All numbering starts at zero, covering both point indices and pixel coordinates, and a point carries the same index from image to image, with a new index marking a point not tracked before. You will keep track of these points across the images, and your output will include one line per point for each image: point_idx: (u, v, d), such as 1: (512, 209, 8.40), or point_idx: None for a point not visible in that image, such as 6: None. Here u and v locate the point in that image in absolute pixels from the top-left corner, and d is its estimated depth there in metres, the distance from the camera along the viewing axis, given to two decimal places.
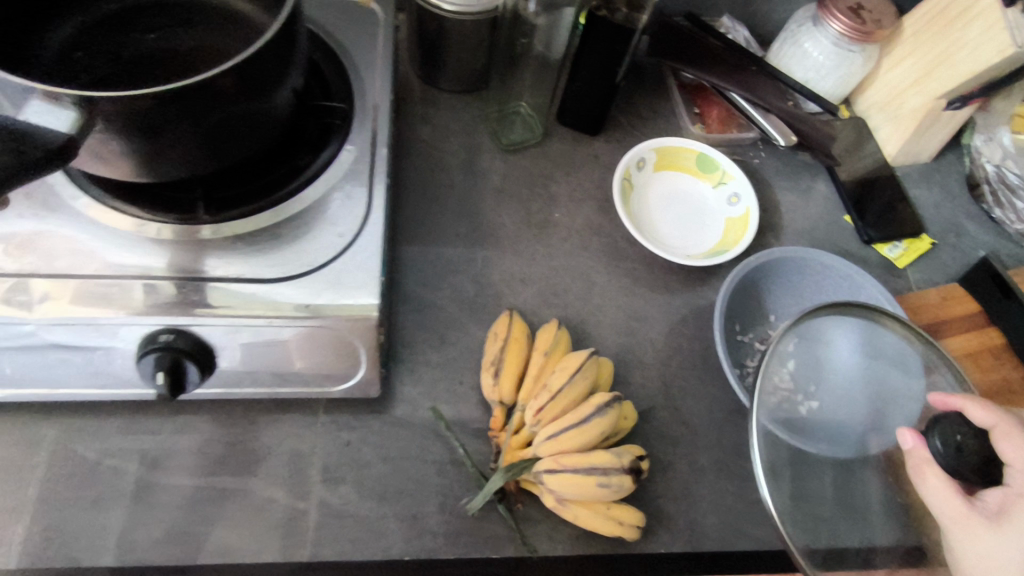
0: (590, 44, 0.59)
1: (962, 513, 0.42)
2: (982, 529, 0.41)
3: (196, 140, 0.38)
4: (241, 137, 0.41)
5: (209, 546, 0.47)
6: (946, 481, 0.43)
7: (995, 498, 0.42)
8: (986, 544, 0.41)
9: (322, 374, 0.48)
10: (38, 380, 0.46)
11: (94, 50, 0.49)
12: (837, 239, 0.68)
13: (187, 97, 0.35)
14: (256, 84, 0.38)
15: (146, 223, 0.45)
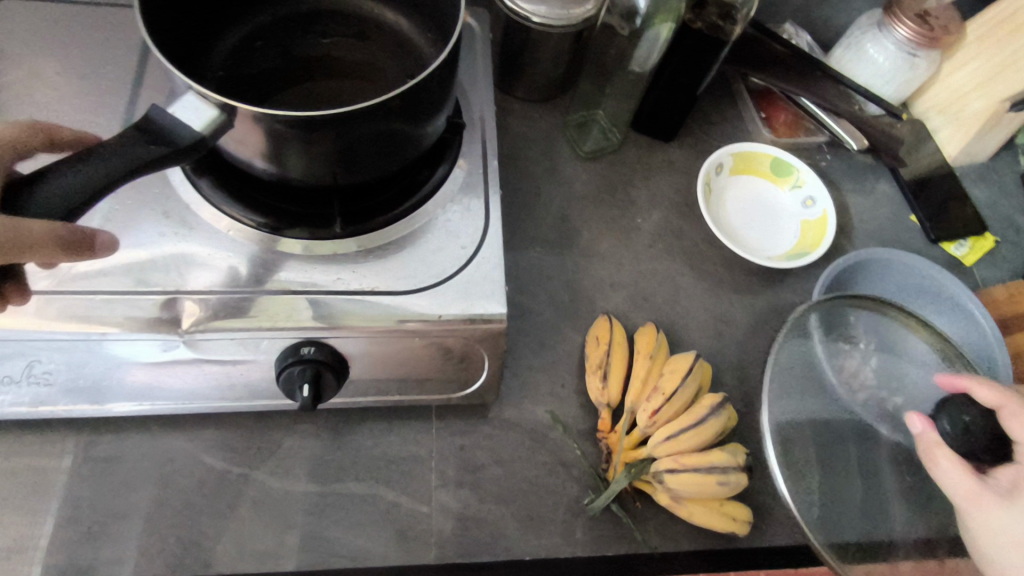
0: (679, 53, 0.61)
1: (970, 490, 0.43)
2: (993, 504, 0.42)
3: (345, 153, 0.41)
4: (384, 153, 0.43)
5: (341, 550, 0.48)
6: (957, 461, 0.44)
7: (1006, 476, 0.43)
8: (998, 521, 0.42)
9: (446, 381, 0.50)
10: (176, 393, 0.47)
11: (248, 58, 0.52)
12: (905, 238, 0.70)
13: (358, 114, 0.39)
14: (415, 108, 0.41)
15: (281, 237, 0.46)
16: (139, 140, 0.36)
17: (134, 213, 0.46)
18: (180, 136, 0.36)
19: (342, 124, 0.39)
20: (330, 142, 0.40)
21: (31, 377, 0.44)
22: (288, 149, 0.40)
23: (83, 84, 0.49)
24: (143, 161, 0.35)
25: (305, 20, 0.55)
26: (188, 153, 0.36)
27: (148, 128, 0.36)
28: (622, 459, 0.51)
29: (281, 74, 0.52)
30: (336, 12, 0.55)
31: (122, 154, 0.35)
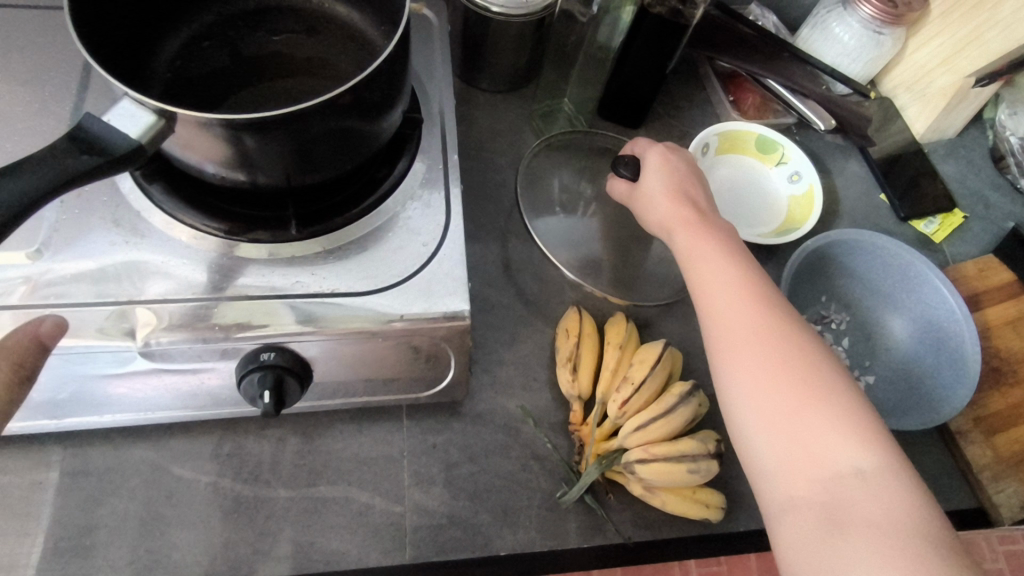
0: (640, 40, 0.60)
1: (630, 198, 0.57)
2: (635, 189, 0.56)
3: (297, 153, 0.41)
4: (339, 152, 0.43)
5: (315, 553, 0.48)
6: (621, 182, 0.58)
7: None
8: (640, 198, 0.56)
9: (415, 380, 0.50)
10: (139, 404, 0.47)
11: (193, 61, 0.50)
12: (874, 217, 0.70)
13: (306, 113, 0.38)
14: (367, 104, 0.41)
15: (237, 243, 0.45)
16: (70, 152, 0.35)
17: (83, 222, 0.45)
18: (114, 145, 0.35)
19: (287, 126, 0.38)
20: (277, 146, 0.39)
21: None
22: (237, 154, 0.39)
23: (25, 91, 0.48)
24: (77, 173, 0.35)
25: (254, 16, 0.53)
26: (124, 162, 0.35)
27: (82, 138, 0.35)
28: (593, 450, 0.51)
29: (231, 74, 0.50)
30: (286, 7, 0.54)
31: (53, 169, 0.34)
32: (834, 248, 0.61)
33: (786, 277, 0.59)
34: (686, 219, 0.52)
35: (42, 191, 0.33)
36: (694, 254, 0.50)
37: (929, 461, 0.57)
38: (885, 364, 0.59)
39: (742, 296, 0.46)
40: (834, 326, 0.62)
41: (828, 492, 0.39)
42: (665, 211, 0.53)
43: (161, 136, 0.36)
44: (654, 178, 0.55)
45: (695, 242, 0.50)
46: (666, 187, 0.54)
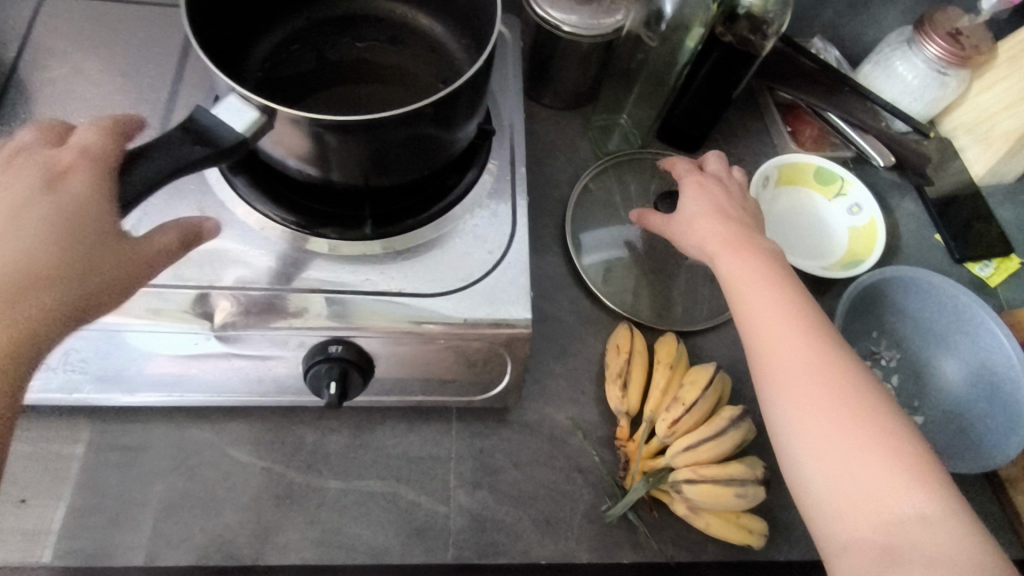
0: (709, 66, 0.61)
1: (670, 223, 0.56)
2: (676, 217, 0.55)
3: (372, 157, 0.42)
4: (414, 158, 0.44)
5: (361, 546, 0.49)
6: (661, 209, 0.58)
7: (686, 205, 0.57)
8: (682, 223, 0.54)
9: (469, 384, 0.51)
10: (205, 387, 0.48)
11: (283, 61, 0.53)
12: (929, 256, 0.70)
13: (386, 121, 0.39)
14: (447, 114, 0.42)
15: (309, 236, 0.47)
16: (182, 140, 0.37)
17: (169, 208, 0.47)
18: (223, 135, 0.37)
19: (373, 129, 0.40)
20: (360, 148, 0.41)
21: (67, 365, 0.45)
22: (321, 152, 0.41)
23: (124, 81, 0.50)
24: (186, 162, 0.36)
25: (341, 24, 0.56)
26: (230, 151, 0.37)
27: (192, 129, 0.37)
28: (639, 467, 0.51)
29: (318, 75, 0.53)
30: (371, 16, 0.57)
31: (171, 156, 0.36)
32: (887, 286, 0.61)
33: (839, 313, 0.59)
34: (732, 247, 0.50)
35: (163, 175, 0.36)
36: (737, 282, 0.49)
37: (976, 508, 0.56)
38: (934, 407, 0.59)
39: (790, 332, 0.46)
40: (885, 363, 0.61)
41: (888, 536, 0.39)
42: (706, 238, 0.52)
43: (263, 131, 0.38)
44: (698, 203, 0.54)
45: (741, 269, 0.49)
46: (709, 212, 0.53)
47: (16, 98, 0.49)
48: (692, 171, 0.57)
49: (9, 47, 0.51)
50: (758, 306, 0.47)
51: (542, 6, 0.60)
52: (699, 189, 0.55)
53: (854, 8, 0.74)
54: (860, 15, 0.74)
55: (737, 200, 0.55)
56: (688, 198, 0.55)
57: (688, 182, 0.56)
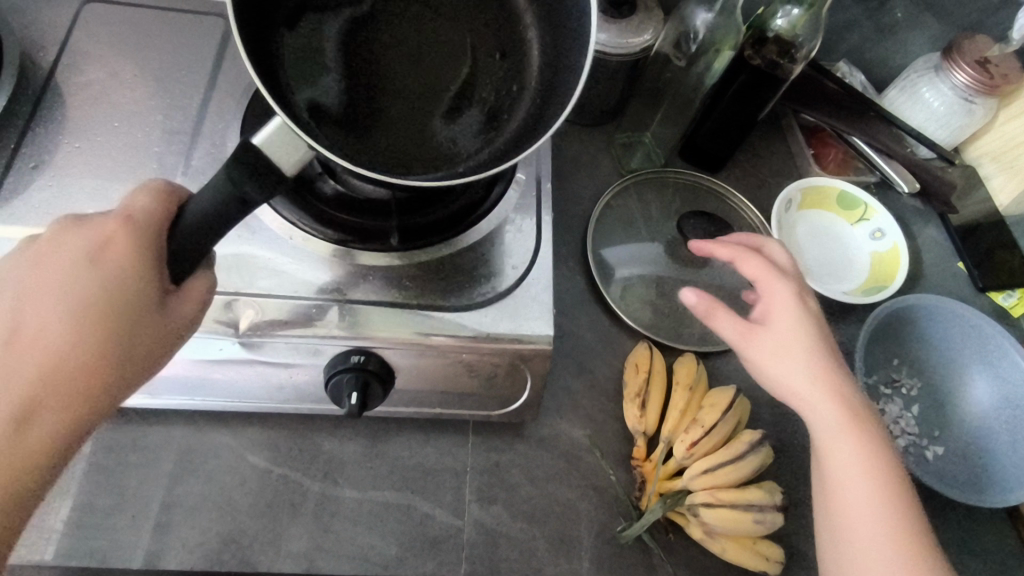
0: (735, 88, 0.61)
1: (748, 339, 0.45)
2: (759, 332, 0.45)
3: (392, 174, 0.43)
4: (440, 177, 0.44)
5: (374, 557, 0.49)
6: (732, 315, 0.46)
7: (759, 314, 0.46)
8: (770, 347, 0.44)
9: (488, 398, 0.51)
10: (226, 391, 0.49)
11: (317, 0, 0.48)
12: (951, 284, 0.69)
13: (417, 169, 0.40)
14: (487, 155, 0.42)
15: (356, 251, 0.47)
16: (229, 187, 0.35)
17: None
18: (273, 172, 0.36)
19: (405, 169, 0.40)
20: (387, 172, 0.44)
21: None
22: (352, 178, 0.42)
23: (159, 86, 0.51)
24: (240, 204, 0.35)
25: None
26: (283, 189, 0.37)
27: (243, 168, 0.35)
28: (656, 488, 0.51)
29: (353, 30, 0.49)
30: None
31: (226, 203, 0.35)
32: (909, 312, 0.61)
33: (861, 338, 0.59)
34: (835, 399, 0.43)
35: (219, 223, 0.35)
36: (831, 438, 0.43)
37: (995, 543, 0.55)
38: (955, 436, 0.58)
39: (880, 492, 0.42)
40: (905, 392, 0.60)
41: None
42: (807, 380, 0.43)
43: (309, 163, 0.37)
44: (794, 329, 0.44)
45: (837, 420, 0.43)
46: (808, 345, 0.44)
47: (52, 100, 0.49)
48: (779, 278, 0.46)
49: (47, 49, 0.52)
50: (851, 466, 0.42)
51: None
52: (793, 308, 0.45)
53: (882, 34, 0.74)
54: (886, 41, 0.74)
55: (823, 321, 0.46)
56: (779, 316, 0.45)
57: (779, 295, 0.45)
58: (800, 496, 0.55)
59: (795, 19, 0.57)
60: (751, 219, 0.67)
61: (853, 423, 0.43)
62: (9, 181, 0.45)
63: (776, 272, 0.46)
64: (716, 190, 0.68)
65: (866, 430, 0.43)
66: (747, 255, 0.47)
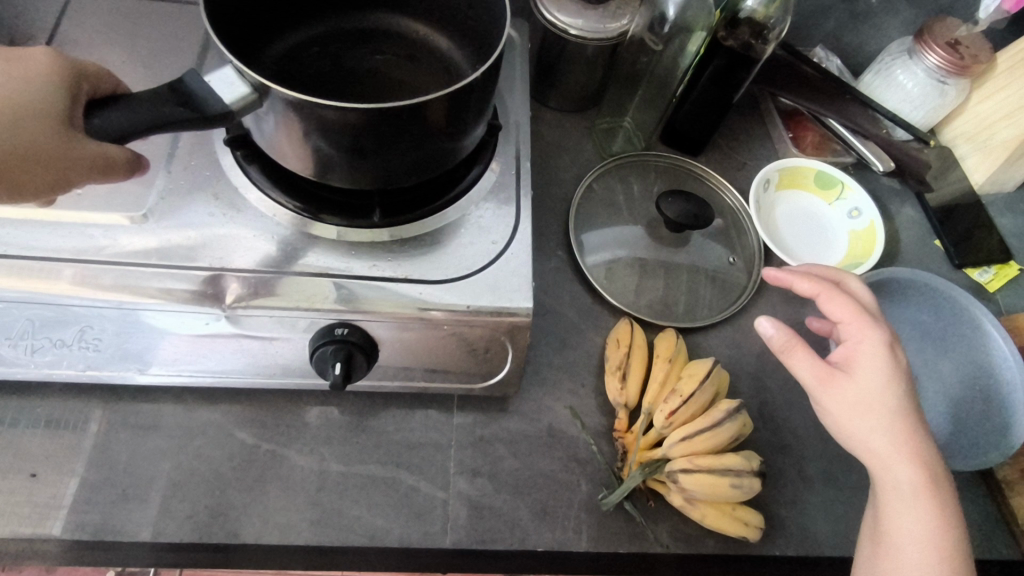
0: (712, 71, 0.63)
1: (827, 382, 0.45)
2: (841, 380, 0.45)
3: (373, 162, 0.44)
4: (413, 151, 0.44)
5: (361, 528, 0.50)
6: (812, 355, 0.46)
7: (840, 357, 0.46)
8: (852, 398, 0.44)
9: (470, 372, 0.52)
10: (215, 367, 0.50)
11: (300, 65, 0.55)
12: (927, 261, 0.70)
13: (394, 120, 0.41)
14: (457, 123, 0.44)
15: (313, 221, 0.49)
16: (167, 99, 0.40)
17: (186, 194, 0.49)
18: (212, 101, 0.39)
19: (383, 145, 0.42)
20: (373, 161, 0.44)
21: (81, 342, 0.47)
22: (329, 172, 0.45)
23: (147, 71, 0.53)
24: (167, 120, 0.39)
25: (361, 35, 0.58)
26: (216, 122, 0.39)
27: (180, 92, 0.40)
28: (636, 458, 0.52)
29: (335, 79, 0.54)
30: (389, 31, 0.58)
31: (151, 111, 0.39)
32: (880, 290, 0.63)
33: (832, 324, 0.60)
34: (912, 465, 0.44)
35: (138, 126, 0.39)
36: (901, 499, 0.44)
37: (972, 510, 0.56)
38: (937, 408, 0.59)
39: (940, 562, 0.42)
40: None
41: None
42: (886, 440, 0.44)
43: (251, 108, 0.40)
44: (878, 386, 0.44)
45: (912, 482, 0.44)
46: (893, 406, 0.44)
47: None
48: (871, 327, 0.46)
49: (37, 38, 0.53)
50: (913, 529, 0.43)
51: (551, 10, 0.61)
52: (880, 363, 0.44)
53: (856, 19, 0.75)
54: (861, 26, 0.76)
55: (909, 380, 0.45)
56: (864, 367, 0.44)
57: (869, 345, 0.45)
58: (779, 467, 0.56)
59: None
60: (731, 201, 0.68)
61: (927, 491, 0.44)
62: None
63: (872, 323, 0.46)
64: (696, 172, 0.70)
65: (937, 499, 0.44)
66: (838, 295, 0.47)
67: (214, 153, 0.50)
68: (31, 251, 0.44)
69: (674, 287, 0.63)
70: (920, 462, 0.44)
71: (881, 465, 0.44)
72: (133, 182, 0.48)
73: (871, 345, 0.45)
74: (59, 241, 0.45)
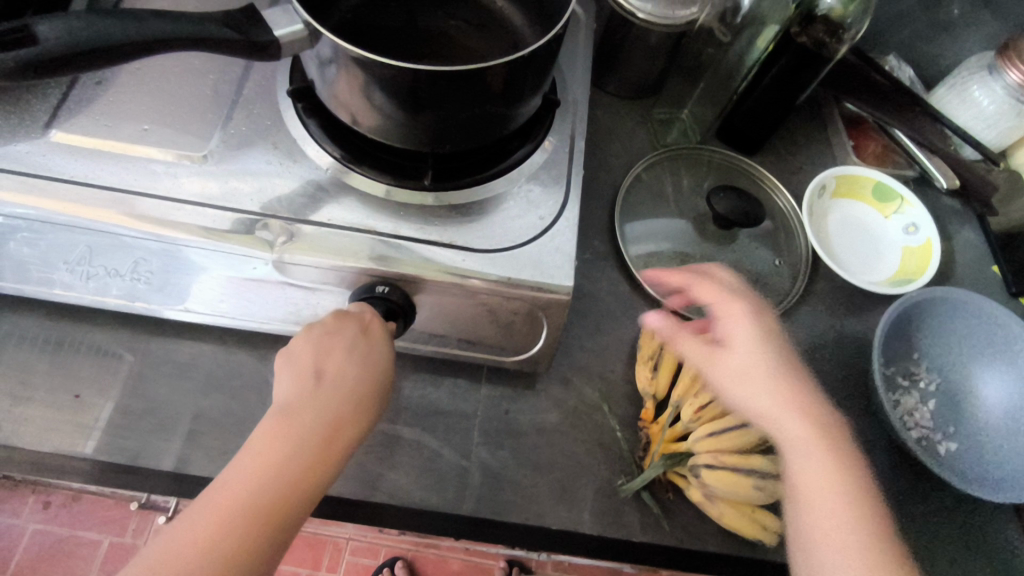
0: (778, 66, 0.61)
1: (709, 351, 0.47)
2: (717, 355, 0.46)
3: (425, 121, 0.44)
4: (463, 113, 0.44)
5: (382, 485, 0.51)
6: (692, 338, 0.48)
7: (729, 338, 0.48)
8: (728, 369, 0.46)
9: (502, 346, 0.52)
10: (258, 313, 0.52)
11: (371, 16, 0.54)
12: (982, 287, 0.68)
13: (453, 79, 0.41)
14: (514, 91, 0.45)
15: (351, 171, 0.49)
16: (217, 21, 0.39)
17: (246, 141, 0.49)
18: (264, 31, 0.39)
19: (440, 105, 0.43)
20: (432, 115, 0.44)
21: (133, 274, 0.49)
22: (382, 120, 0.45)
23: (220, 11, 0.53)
24: (211, 37, 0.38)
25: None
26: (265, 51, 0.39)
27: (233, 17, 0.39)
28: (659, 448, 0.51)
29: (404, 35, 0.53)
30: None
31: (194, 25, 0.38)
32: (933, 307, 0.60)
33: (878, 332, 0.57)
34: (799, 423, 0.43)
35: (174, 35, 0.37)
36: (796, 456, 0.43)
37: (1003, 544, 0.55)
38: (973, 436, 0.57)
39: (847, 517, 0.40)
40: (923, 386, 0.61)
41: None
42: (763, 400, 0.44)
43: (299, 44, 0.40)
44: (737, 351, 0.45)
45: (805, 436, 0.43)
46: (760, 367, 0.45)
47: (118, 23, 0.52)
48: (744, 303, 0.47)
49: None
50: (816, 484, 0.41)
51: None
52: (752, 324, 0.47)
53: (935, 29, 0.73)
54: (938, 37, 0.73)
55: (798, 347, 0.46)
56: (733, 337, 0.46)
57: (729, 318, 0.47)
58: None
59: None
60: (784, 205, 0.67)
61: (822, 449, 0.42)
62: (74, 93, 0.49)
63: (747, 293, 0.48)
64: (750, 171, 0.68)
65: (834, 454, 0.43)
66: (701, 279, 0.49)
67: (276, 104, 0.51)
68: (97, 180, 0.46)
69: None
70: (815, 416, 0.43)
71: (772, 419, 0.44)
72: (197, 124, 0.49)
73: (737, 320, 0.47)
74: (124, 174, 0.46)
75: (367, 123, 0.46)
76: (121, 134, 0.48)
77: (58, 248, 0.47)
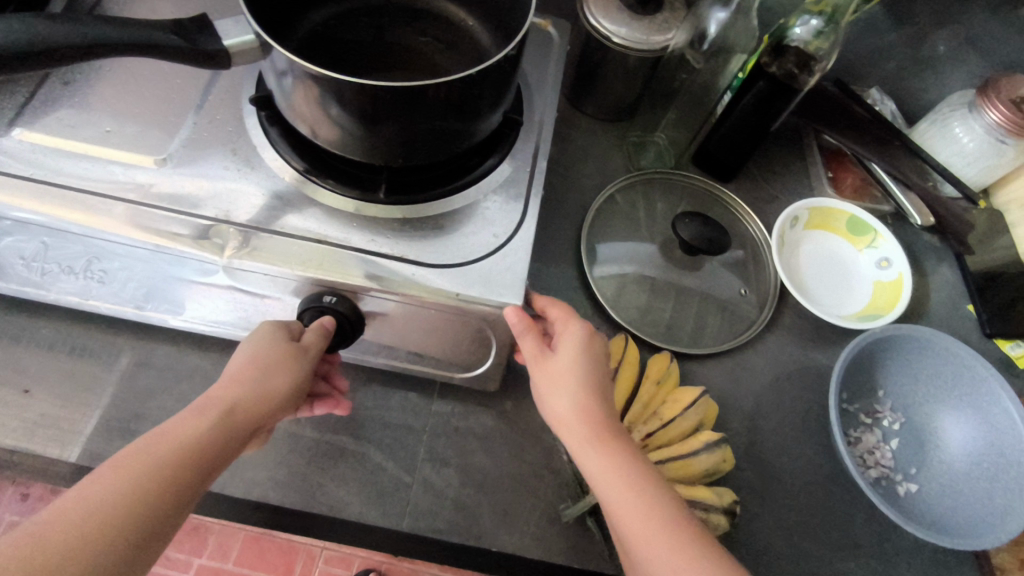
0: (751, 96, 0.60)
1: (551, 411, 0.46)
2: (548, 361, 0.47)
3: (376, 135, 0.44)
4: (414, 129, 0.44)
5: (321, 497, 0.50)
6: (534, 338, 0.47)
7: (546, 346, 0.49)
8: (557, 376, 0.46)
9: (451, 362, 0.53)
10: (211, 315, 0.52)
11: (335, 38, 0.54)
12: (956, 327, 0.67)
13: (400, 96, 0.41)
14: (467, 110, 0.45)
15: (312, 183, 0.49)
16: (166, 29, 0.40)
17: (205, 146, 0.50)
18: (213, 41, 0.40)
19: (390, 121, 0.43)
20: (383, 130, 0.44)
21: (86, 272, 0.50)
22: (334, 131, 0.45)
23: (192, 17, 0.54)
24: (159, 45, 0.40)
25: (412, 14, 0.58)
26: (212, 59, 0.40)
27: (182, 24, 0.41)
28: None
29: (371, 51, 0.54)
30: (437, 17, 0.58)
31: (141, 34, 0.39)
32: (900, 342, 0.59)
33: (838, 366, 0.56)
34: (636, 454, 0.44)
35: (119, 41, 0.38)
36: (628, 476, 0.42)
37: None
38: (935, 480, 0.56)
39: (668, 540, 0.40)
40: (886, 425, 0.59)
41: None
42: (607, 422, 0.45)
43: (247, 54, 0.41)
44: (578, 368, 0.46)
45: (625, 515, 0.41)
46: (588, 384, 0.46)
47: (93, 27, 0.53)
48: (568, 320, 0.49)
49: None
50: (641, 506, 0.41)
51: (596, 15, 0.59)
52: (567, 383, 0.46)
53: (918, 66, 0.72)
54: (921, 73, 0.73)
55: (600, 366, 0.48)
56: (563, 348, 0.47)
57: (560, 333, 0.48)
58: (756, 510, 0.54)
59: (816, 31, 0.56)
60: (754, 233, 0.67)
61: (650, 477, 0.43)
62: (41, 92, 0.50)
63: (573, 345, 0.47)
64: (724, 199, 0.68)
65: (672, 527, 0.41)
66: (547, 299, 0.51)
67: (239, 111, 0.52)
68: (53, 177, 0.46)
69: (678, 311, 0.61)
70: (627, 484, 0.42)
71: (606, 485, 0.42)
72: (158, 127, 0.50)
73: (567, 336, 0.48)
74: (80, 173, 0.47)
75: (322, 134, 0.46)
76: (82, 134, 0.48)
77: (12, 242, 0.48)
